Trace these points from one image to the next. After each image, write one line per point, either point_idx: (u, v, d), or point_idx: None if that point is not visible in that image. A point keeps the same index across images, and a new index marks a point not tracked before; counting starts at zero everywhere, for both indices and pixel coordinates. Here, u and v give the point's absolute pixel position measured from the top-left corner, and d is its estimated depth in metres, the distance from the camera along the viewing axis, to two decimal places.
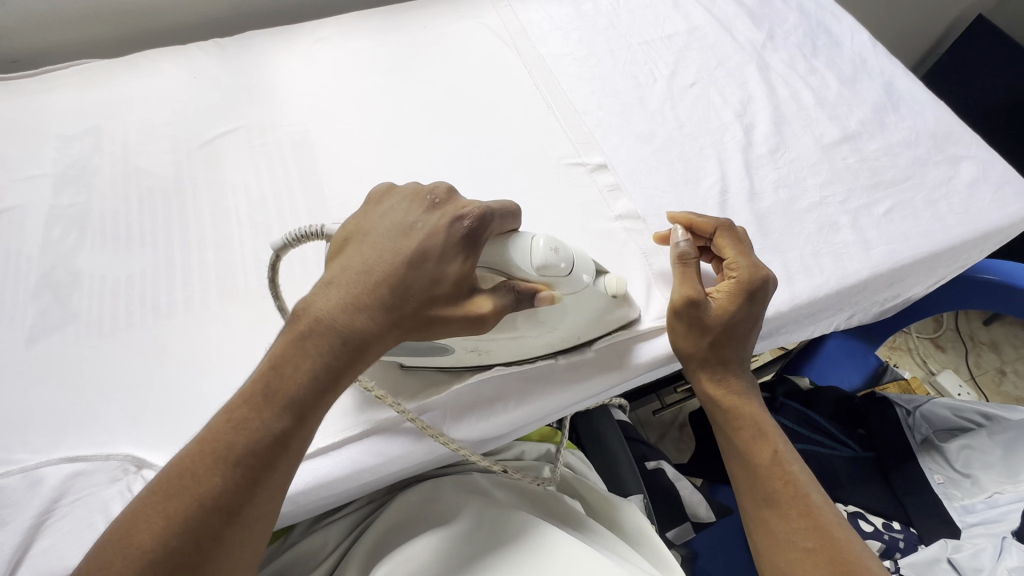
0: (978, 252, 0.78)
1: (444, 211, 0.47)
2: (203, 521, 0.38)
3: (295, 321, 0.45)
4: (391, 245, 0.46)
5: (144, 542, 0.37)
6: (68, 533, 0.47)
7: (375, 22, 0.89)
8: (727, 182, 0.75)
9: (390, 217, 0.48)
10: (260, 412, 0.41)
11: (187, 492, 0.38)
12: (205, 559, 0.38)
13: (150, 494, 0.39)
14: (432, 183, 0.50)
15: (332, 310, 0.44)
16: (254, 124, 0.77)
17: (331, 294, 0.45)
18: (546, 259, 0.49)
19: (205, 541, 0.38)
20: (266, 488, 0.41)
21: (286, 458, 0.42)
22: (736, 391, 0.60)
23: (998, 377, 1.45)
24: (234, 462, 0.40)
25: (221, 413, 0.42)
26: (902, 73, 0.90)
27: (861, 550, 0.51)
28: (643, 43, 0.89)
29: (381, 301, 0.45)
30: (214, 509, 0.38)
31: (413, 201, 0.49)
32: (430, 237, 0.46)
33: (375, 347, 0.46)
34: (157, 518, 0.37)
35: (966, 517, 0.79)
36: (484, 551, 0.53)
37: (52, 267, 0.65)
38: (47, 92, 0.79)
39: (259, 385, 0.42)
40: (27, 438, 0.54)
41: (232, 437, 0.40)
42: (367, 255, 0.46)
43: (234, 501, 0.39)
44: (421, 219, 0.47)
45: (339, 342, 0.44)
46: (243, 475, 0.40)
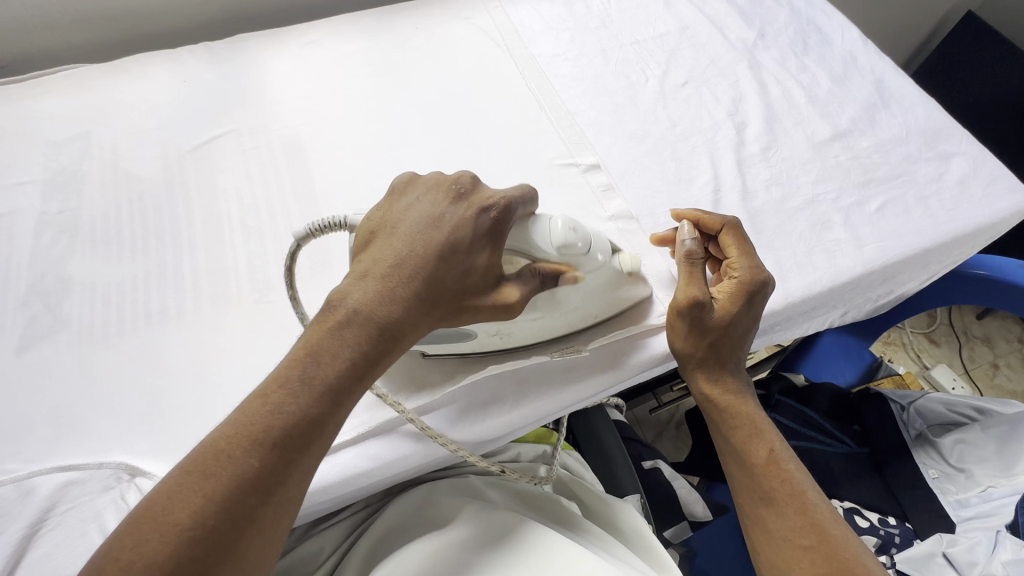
0: (969, 248, 0.79)
1: (475, 205, 0.48)
2: (241, 501, 0.38)
3: (331, 309, 0.45)
4: (424, 235, 0.47)
5: (179, 521, 0.36)
6: (60, 543, 0.47)
7: (366, 24, 0.89)
8: (720, 180, 0.75)
9: (417, 209, 0.49)
10: (295, 395, 0.41)
11: (224, 473, 0.38)
12: (239, 538, 0.37)
13: (184, 474, 0.38)
14: (458, 174, 0.51)
15: (369, 301, 0.45)
16: (245, 128, 0.77)
17: (366, 282, 0.45)
18: (565, 238, 0.51)
19: (241, 521, 0.37)
20: (301, 469, 0.41)
21: (320, 442, 0.42)
22: (733, 391, 0.60)
23: (991, 371, 1.46)
24: (271, 445, 0.39)
25: (254, 397, 0.41)
26: (892, 70, 0.90)
27: (858, 548, 0.51)
28: (634, 43, 0.89)
29: (415, 291, 0.45)
30: (250, 490, 0.38)
31: (441, 191, 0.49)
32: (462, 230, 0.47)
33: (408, 335, 0.46)
34: (194, 500, 0.37)
35: (962, 511, 0.80)
36: (481, 554, 0.53)
37: (42, 275, 0.65)
38: (35, 98, 0.79)
39: (294, 369, 0.42)
40: (17, 448, 0.53)
41: (268, 420, 0.40)
42: (399, 247, 0.46)
43: (270, 483, 0.39)
44: (450, 213, 0.48)
45: (377, 329, 0.44)
46: (280, 458, 0.39)
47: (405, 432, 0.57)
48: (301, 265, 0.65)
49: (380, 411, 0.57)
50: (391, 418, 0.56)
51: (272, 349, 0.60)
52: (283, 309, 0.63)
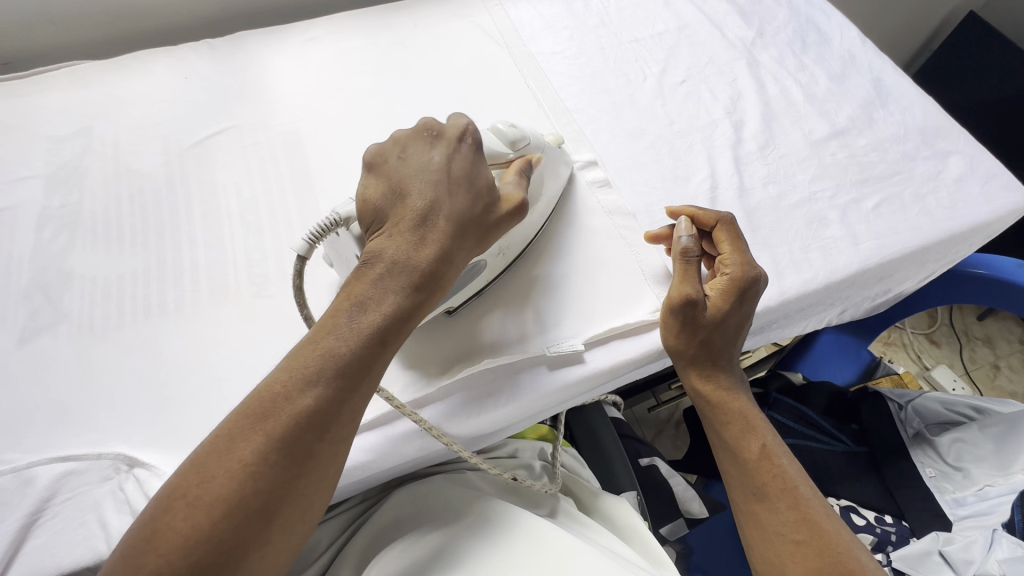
0: (966, 247, 0.79)
1: (452, 139, 0.53)
2: (301, 438, 0.42)
3: (367, 262, 0.48)
4: (429, 180, 0.51)
5: (244, 458, 0.40)
6: (60, 532, 0.50)
7: (366, 22, 0.89)
8: (717, 177, 0.75)
9: (410, 161, 0.52)
10: (343, 338, 0.45)
11: (284, 412, 0.42)
12: (299, 472, 0.42)
13: (244, 417, 0.42)
14: (421, 122, 0.55)
15: (402, 249, 0.48)
16: (245, 125, 0.78)
17: (394, 234, 0.49)
18: (512, 135, 0.58)
19: (301, 455, 0.42)
20: (351, 408, 0.44)
21: (367, 381, 0.46)
22: (725, 387, 0.61)
23: (992, 372, 1.46)
24: (324, 384, 0.43)
25: (304, 343, 0.45)
26: (891, 69, 0.90)
27: (850, 542, 0.51)
28: (633, 41, 0.89)
29: (445, 229, 0.50)
30: (308, 426, 0.42)
31: (418, 143, 0.53)
32: (457, 164, 0.52)
33: (445, 276, 0.50)
34: (255, 437, 0.41)
35: (958, 510, 0.79)
36: (476, 546, 0.53)
37: (43, 268, 0.65)
38: (38, 93, 0.80)
39: (340, 315, 0.46)
40: (18, 438, 0.54)
41: (318, 363, 0.44)
42: (416, 199, 0.50)
43: (325, 420, 0.43)
44: (438, 154, 0.52)
45: (417, 273, 0.48)
46: (333, 396, 0.43)
47: (401, 427, 0.57)
48: None
49: (376, 405, 0.58)
50: (388, 412, 0.57)
51: (270, 341, 0.60)
52: (281, 303, 0.63)
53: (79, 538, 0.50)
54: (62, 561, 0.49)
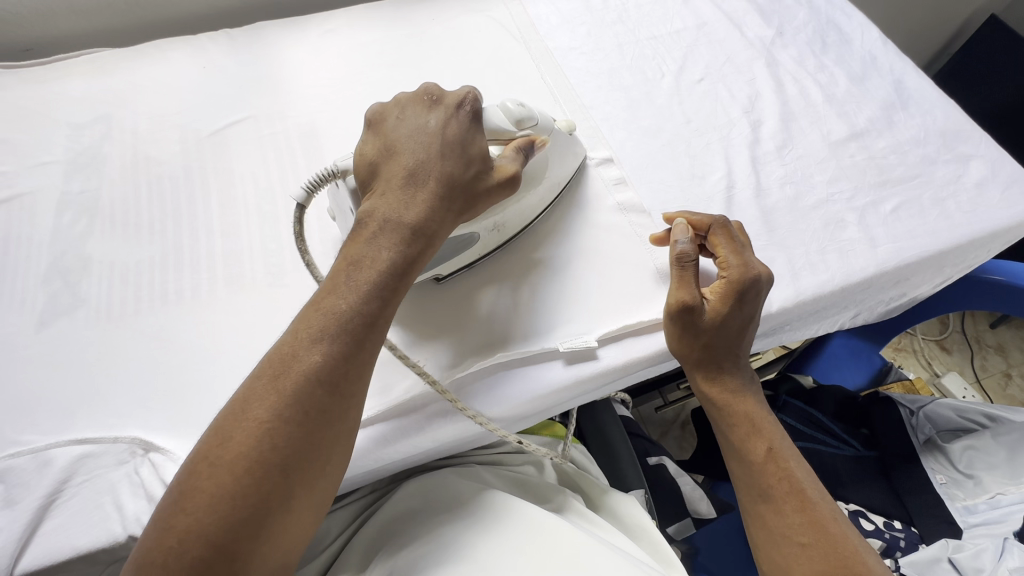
0: (984, 252, 0.78)
1: (450, 107, 0.54)
2: (311, 393, 0.43)
3: (362, 224, 0.50)
4: (423, 143, 0.52)
5: (259, 416, 0.41)
6: (77, 513, 0.51)
7: (384, 15, 0.89)
8: (734, 177, 0.75)
9: (405, 124, 0.54)
10: (344, 296, 0.46)
11: (293, 371, 0.43)
12: (314, 429, 0.42)
13: (257, 379, 0.43)
14: (424, 88, 0.57)
15: (395, 208, 0.49)
16: (262, 115, 0.78)
17: (386, 194, 0.50)
18: (519, 114, 0.58)
19: (313, 411, 0.42)
20: (359, 364, 0.45)
21: (372, 338, 0.47)
22: (732, 388, 0.60)
23: (1003, 381, 1.45)
24: (330, 341, 0.44)
25: (308, 307, 0.46)
26: (912, 70, 0.89)
27: (857, 546, 0.51)
28: (651, 38, 0.89)
29: (432, 190, 0.51)
30: (317, 382, 0.43)
31: (417, 106, 0.55)
32: (454, 129, 0.53)
33: (438, 235, 0.51)
34: (268, 396, 0.42)
35: (969, 517, 0.79)
36: (481, 539, 0.53)
37: (62, 253, 0.66)
38: (58, 80, 0.80)
39: (341, 276, 0.47)
40: (38, 421, 0.55)
41: (323, 322, 0.45)
42: (405, 158, 0.52)
43: (333, 376, 0.44)
44: (434, 118, 0.54)
45: (409, 229, 0.49)
46: (339, 352, 0.44)
47: (411, 421, 0.57)
48: (315, 249, 0.66)
49: (389, 395, 0.58)
50: (400, 402, 0.57)
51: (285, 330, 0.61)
52: (296, 292, 0.63)
53: (94, 520, 0.51)
54: (80, 542, 0.50)
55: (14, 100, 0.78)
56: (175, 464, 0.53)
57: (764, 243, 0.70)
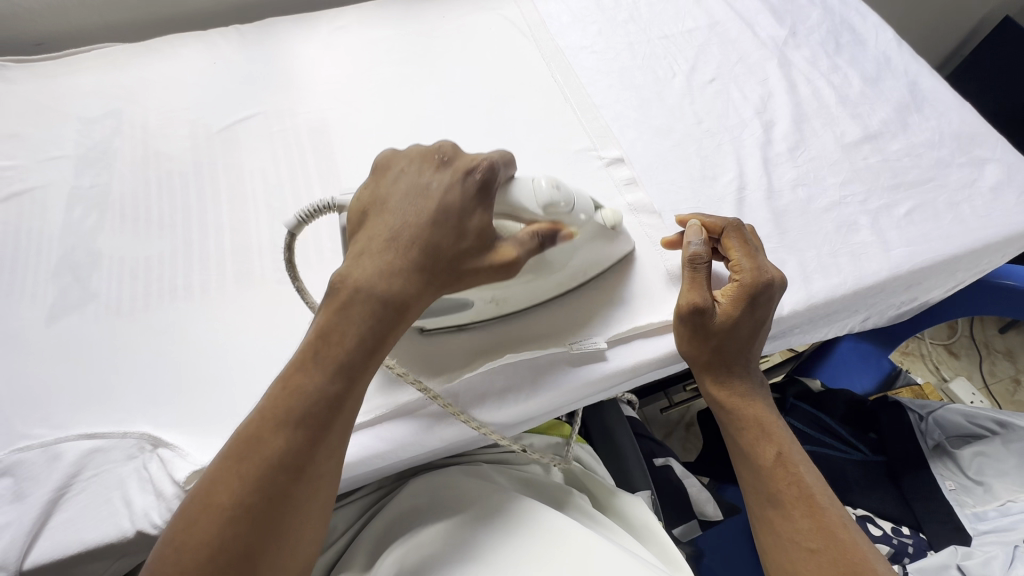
0: (998, 257, 0.77)
1: (458, 170, 0.49)
2: (274, 479, 0.41)
3: (334, 292, 0.47)
4: (416, 205, 0.49)
5: (222, 502, 0.40)
6: (86, 508, 0.52)
7: (394, 12, 0.89)
8: (745, 179, 0.74)
9: (403, 181, 0.50)
10: (311, 375, 0.44)
11: (257, 454, 0.41)
12: (276, 515, 0.41)
13: (224, 459, 0.42)
14: (438, 144, 0.52)
15: (369, 278, 0.46)
16: (273, 111, 0.78)
17: (363, 259, 0.47)
18: (550, 197, 0.51)
19: (275, 499, 0.41)
20: (326, 446, 0.43)
21: (340, 418, 0.45)
22: (740, 392, 0.60)
23: (1012, 387, 1.43)
24: (295, 423, 0.43)
25: (278, 382, 0.45)
26: (927, 72, 0.88)
27: (867, 551, 0.50)
28: (663, 37, 0.88)
29: (412, 259, 0.47)
30: (280, 467, 0.41)
31: (425, 163, 0.50)
32: (450, 196, 0.48)
33: (415, 307, 0.48)
34: (233, 479, 0.41)
35: (978, 524, 0.78)
36: (488, 540, 0.53)
37: (73, 248, 0.66)
38: (69, 74, 0.81)
39: (309, 351, 0.45)
40: (48, 415, 0.56)
41: (289, 402, 0.43)
42: (392, 220, 0.48)
43: (298, 459, 0.42)
44: (436, 180, 0.49)
45: (381, 302, 0.46)
46: (304, 435, 0.43)
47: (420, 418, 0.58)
48: (324, 248, 0.66)
49: (397, 395, 0.58)
50: (409, 401, 0.57)
51: (294, 327, 0.61)
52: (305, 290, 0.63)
53: (104, 515, 0.52)
54: (89, 536, 0.51)
55: (26, 94, 0.78)
56: (184, 461, 0.52)
57: (775, 245, 0.69)
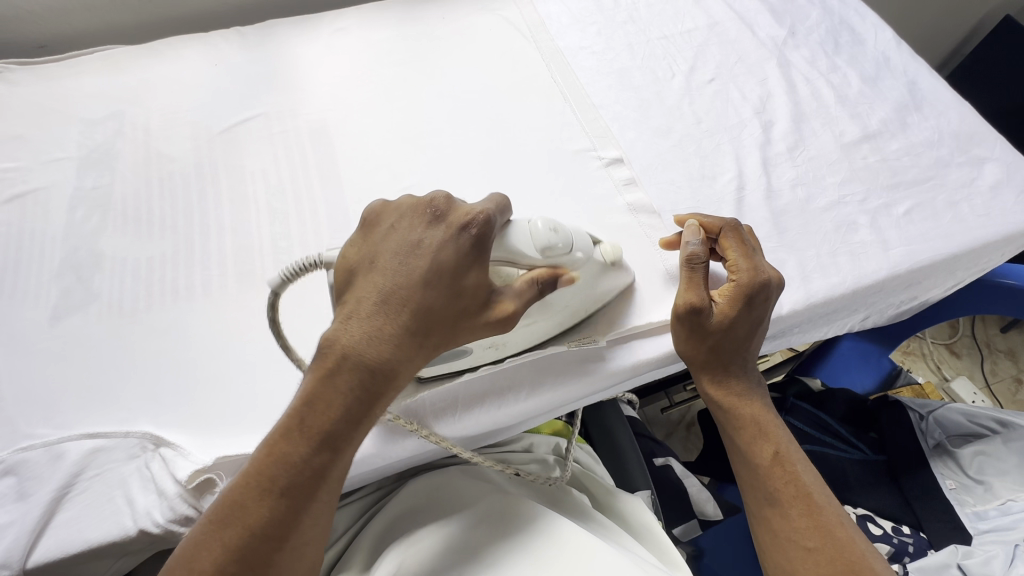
0: (997, 256, 0.77)
1: (452, 225, 0.48)
2: (255, 549, 0.41)
3: (323, 355, 0.45)
4: (406, 264, 0.47)
5: (203, 569, 0.40)
6: (88, 507, 0.53)
7: (394, 13, 0.90)
8: (744, 178, 0.74)
9: (395, 237, 0.49)
10: (296, 445, 0.43)
11: (238, 522, 0.41)
12: None
13: (207, 525, 0.42)
14: (431, 194, 0.50)
15: (359, 345, 0.45)
16: (274, 112, 0.78)
17: (354, 322, 0.46)
18: (548, 241, 0.51)
19: (259, 570, 0.41)
20: (310, 514, 0.43)
21: (325, 487, 0.44)
22: (737, 392, 0.60)
23: (1014, 386, 1.43)
24: (278, 493, 0.42)
25: (262, 447, 0.44)
26: (926, 72, 0.88)
27: (864, 551, 0.50)
28: (662, 38, 0.89)
29: (405, 325, 0.46)
30: (261, 537, 0.41)
31: (415, 218, 0.49)
32: (445, 252, 0.47)
33: (404, 374, 0.47)
34: (214, 547, 0.41)
35: (979, 523, 0.77)
36: (485, 541, 0.53)
37: (75, 248, 0.67)
38: (72, 77, 0.81)
39: (295, 419, 0.44)
40: (51, 415, 0.56)
41: (273, 471, 0.43)
42: (382, 281, 0.47)
43: (281, 529, 0.42)
44: (431, 237, 0.48)
45: (368, 373, 0.45)
46: (287, 504, 0.42)
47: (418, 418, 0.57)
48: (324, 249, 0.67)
49: None
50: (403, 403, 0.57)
51: (295, 328, 0.61)
52: (305, 291, 0.63)
53: (106, 513, 0.52)
54: (92, 535, 0.51)
55: (29, 95, 0.79)
56: (185, 460, 0.53)
57: (774, 245, 0.69)
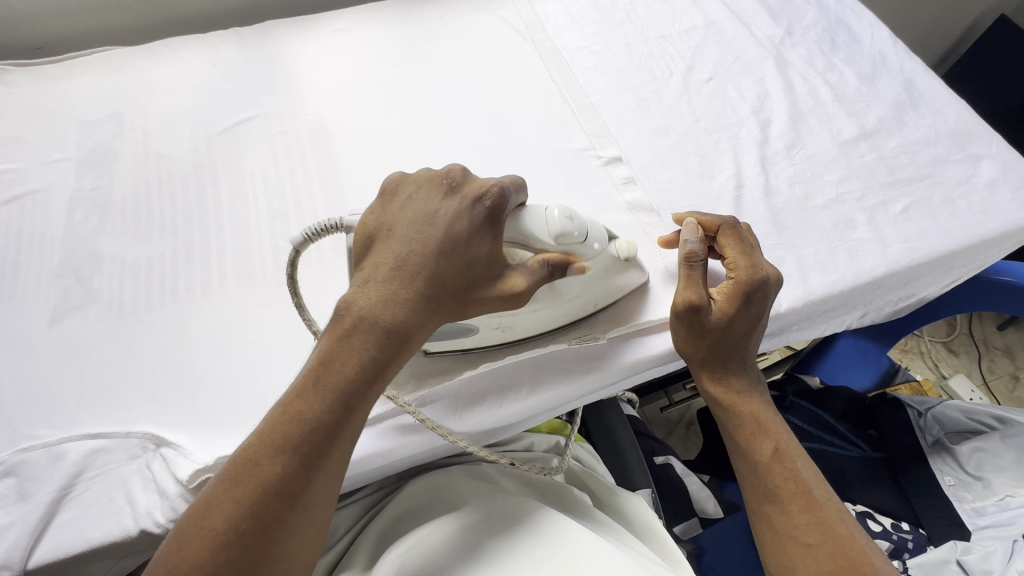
0: (995, 253, 0.78)
1: (468, 197, 0.48)
2: (269, 505, 0.41)
3: (338, 317, 0.46)
4: (423, 234, 0.47)
5: (216, 526, 0.40)
6: (88, 508, 0.52)
7: (392, 14, 0.90)
8: (742, 176, 0.75)
9: (412, 207, 0.49)
10: (310, 402, 0.44)
11: (252, 479, 0.41)
12: (269, 542, 0.40)
13: (220, 483, 0.41)
14: (448, 167, 0.51)
15: (373, 307, 0.46)
16: (273, 113, 0.78)
17: (370, 286, 0.46)
18: (563, 229, 0.51)
19: (271, 526, 0.40)
20: (323, 473, 0.43)
21: (339, 446, 0.44)
22: (737, 389, 0.60)
23: (1011, 383, 1.44)
24: (293, 451, 0.42)
25: (276, 407, 0.44)
26: (922, 70, 0.89)
27: (865, 547, 0.50)
28: (659, 37, 0.89)
29: (418, 289, 0.46)
30: (276, 494, 0.41)
31: (433, 189, 0.49)
32: (459, 224, 0.47)
33: (417, 337, 0.47)
34: (227, 504, 0.40)
35: (977, 519, 0.78)
36: (488, 539, 0.53)
37: (75, 249, 0.66)
38: (70, 78, 0.81)
39: (309, 378, 0.45)
40: (51, 416, 0.56)
41: (287, 429, 0.42)
42: (398, 247, 0.47)
43: (294, 486, 0.42)
44: (446, 208, 0.48)
45: (383, 334, 0.46)
46: (302, 462, 0.42)
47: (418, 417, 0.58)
48: (325, 248, 0.66)
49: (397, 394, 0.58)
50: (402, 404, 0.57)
51: (296, 327, 0.61)
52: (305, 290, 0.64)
53: (107, 513, 0.52)
54: (93, 535, 0.51)
55: (26, 97, 0.79)
56: (186, 459, 0.53)
57: (773, 242, 0.70)
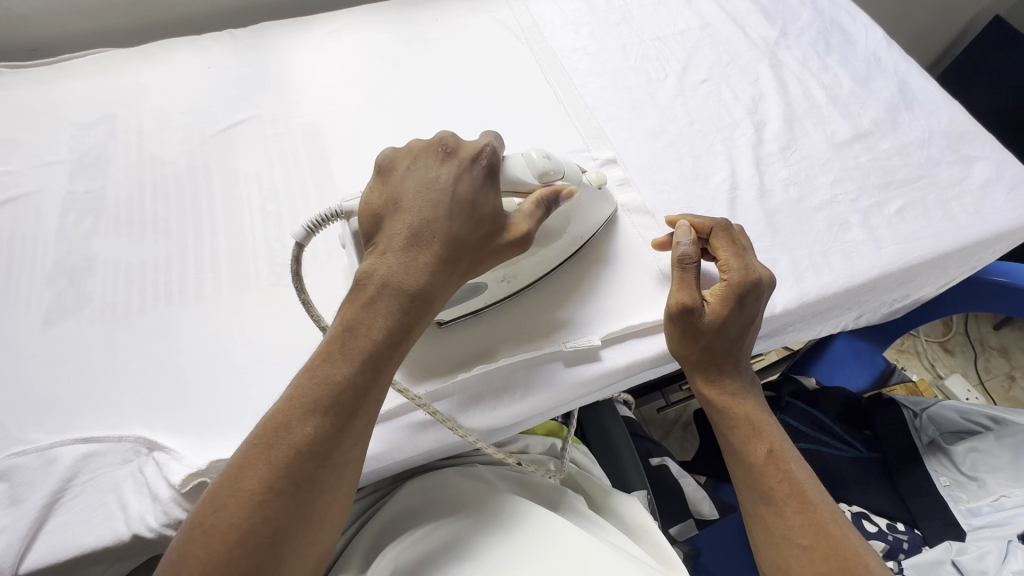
0: (990, 253, 0.78)
1: (465, 161, 0.50)
2: (302, 463, 0.40)
3: (360, 288, 0.47)
4: (428, 198, 0.49)
5: (251, 487, 0.39)
6: (81, 512, 0.52)
7: (387, 15, 0.90)
8: (737, 178, 0.75)
9: (414, 176, 0.50)
10: (339, 365, 0.44)
11: (285, 441, 0.41)
12: (306, 501, 0.40)
13: (250, 448, 0.41)
14: (440, 136, 0.53)
15: (394, 272, 0.47)
16: (266, 115, 0.78)
17: (386, 253, 0.47)
18: (544, 167, 0.53)
19: (306, 485, 0.40)
20: (351, 434, 0.43)
21: (366, 407, 0.44)
22: (731, 390, 0.60)
23: (1007, 383, 1.44)
24: (323, 412, 0.42)
25: (302, 373, 0.44)
26: (916, 71, 0.89)
27: (860, 549, 0.50)
28: (655, 39, 0.89)
29: (434, 254, 0.48)
30: (308, 454, 0.41)
31: (429, 157, 0.51)
32: (464, 186, 0.49)
33: (439, 299, 0.48)
34: (259, 467, 0.40)
35: (972, 520, 0.78)
36: (484, 538, 0.53)
37: (67, 252, 0.66)
38: (62, 80, 0.81)
39: (333, 344, 0.45)
40: (42, 420, 0.56)
41: (315, 391, 0.43)
42: (408, 216, 0.48)
43: (325, 446, 0.41)
44: (444, 173, 0.50)
45: (406, 297, 0.46)
46: (332, 423, 0.42)
47: (414, 419, 0.58)
48: (318, 250, 0.66)
49: (391, 396, 0.58)
50: (398, 406, 0.57)
51: (289, 330, 0.61)
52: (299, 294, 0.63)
53: (100, 518, 0.52)
54: (85, 540, 0.51)
55: (19, 99, 0.79)
56: (179, 464, 0.52)
57: (767, 244, 0.70)
